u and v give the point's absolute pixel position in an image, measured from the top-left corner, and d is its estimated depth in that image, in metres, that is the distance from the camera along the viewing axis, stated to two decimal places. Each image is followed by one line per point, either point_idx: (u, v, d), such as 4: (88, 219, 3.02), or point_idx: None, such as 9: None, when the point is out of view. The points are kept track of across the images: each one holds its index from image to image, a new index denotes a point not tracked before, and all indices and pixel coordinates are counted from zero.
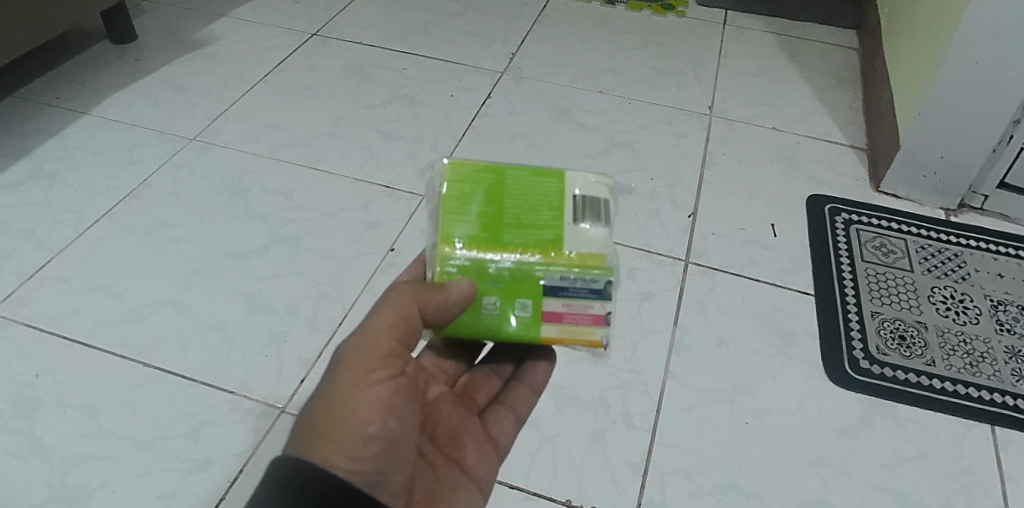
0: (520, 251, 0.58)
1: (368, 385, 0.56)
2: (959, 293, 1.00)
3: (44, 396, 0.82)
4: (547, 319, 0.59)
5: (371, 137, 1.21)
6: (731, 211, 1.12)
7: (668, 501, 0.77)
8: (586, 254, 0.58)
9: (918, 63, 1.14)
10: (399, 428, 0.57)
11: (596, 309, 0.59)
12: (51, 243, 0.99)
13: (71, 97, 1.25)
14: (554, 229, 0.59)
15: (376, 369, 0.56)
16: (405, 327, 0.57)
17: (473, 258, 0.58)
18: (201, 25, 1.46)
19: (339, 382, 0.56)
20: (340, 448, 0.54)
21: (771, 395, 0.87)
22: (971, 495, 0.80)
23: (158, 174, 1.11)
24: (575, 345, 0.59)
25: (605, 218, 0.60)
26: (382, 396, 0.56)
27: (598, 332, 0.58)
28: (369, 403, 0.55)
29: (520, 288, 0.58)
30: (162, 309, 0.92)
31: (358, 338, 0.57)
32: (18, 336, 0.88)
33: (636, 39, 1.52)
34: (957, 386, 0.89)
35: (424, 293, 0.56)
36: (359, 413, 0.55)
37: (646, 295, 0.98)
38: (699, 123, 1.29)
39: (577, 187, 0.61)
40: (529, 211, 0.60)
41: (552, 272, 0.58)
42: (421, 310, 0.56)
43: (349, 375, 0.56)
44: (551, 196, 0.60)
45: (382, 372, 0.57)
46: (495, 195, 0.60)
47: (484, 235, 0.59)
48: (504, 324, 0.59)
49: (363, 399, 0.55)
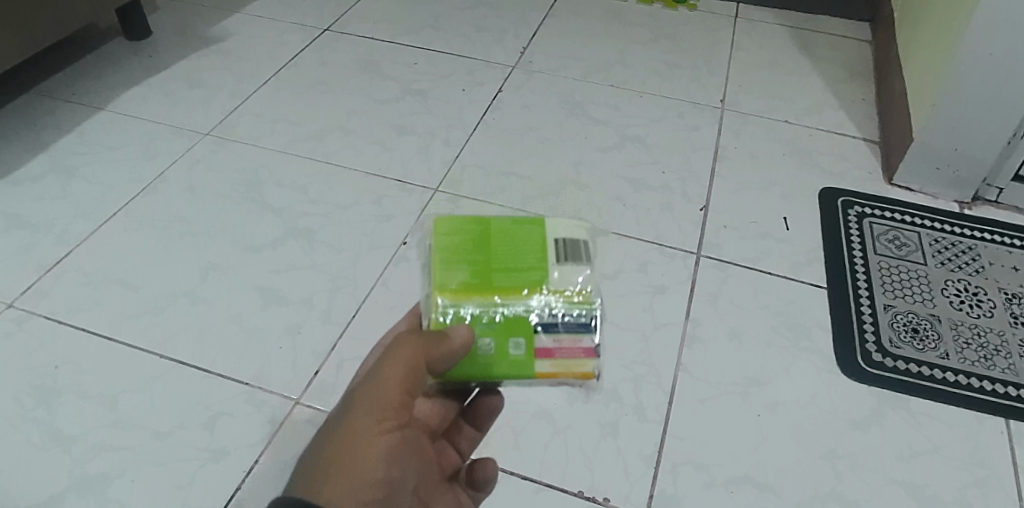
0: (510, 294, 0.54)
1: (376, 433, 0.55)
2: (973, 286, 1.00)
3: (64, 387, 0.84)
4: (540, 356, 0.54)
5: (383, 131, 1.22)
6: (744, 205, 1.12)
7: (681, 494, 0.78)
8: (573, 291, 0.55)
9: (933, 53, 1.12)
10: (401, 475, 0.56)
11: (586, 342, 0.55)
12: (70, 237, 1.00)
13: (88, 92, 1.26)
14: (541, 270, 0.55)
15: (384, 418, 0.55)
16: (415, 376, 0.54)
17: (464, 306, 0.54)
18: (214, 21, 1.47)
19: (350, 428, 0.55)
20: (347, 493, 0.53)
21: (784, 388, 0.88)
22: (985, 487, 0.79)
23: (173, 169, 1.12)
24: (569, 380, 0.55)
25: (588, 255, 0.57)
26: (388, 445, 0.55)
27: (591, 365, 0.54)
28: (378, 451, 0.55)
29: (512, 328, 0.54)
30: (179, 302, 0.93)
31: (368, 385, 0.55)
32: (38, 328, 0.89)
33: (648, 33, 1.51)
34: (971, 379, 0.89)
35: (430, 344, 0.53)
36: (368, 460, 0.54)
37: (658, 288, 0.98)
38: (711, 116, 1.29)
39: (557, 231, 0.58)
40: (514, 256, 0.56)
41: (543, 309, 0.54)
42: (428, 361, 0.53)
43: (360, 422, 0.55)
44: (534, 242, 0.57)
45: (390, 423, 0.55)
46: (481, 242, 0.57)
47: (473, 280, 0.55)
48: (498, 365, 0.54)
49: (371, 447, 0.54)
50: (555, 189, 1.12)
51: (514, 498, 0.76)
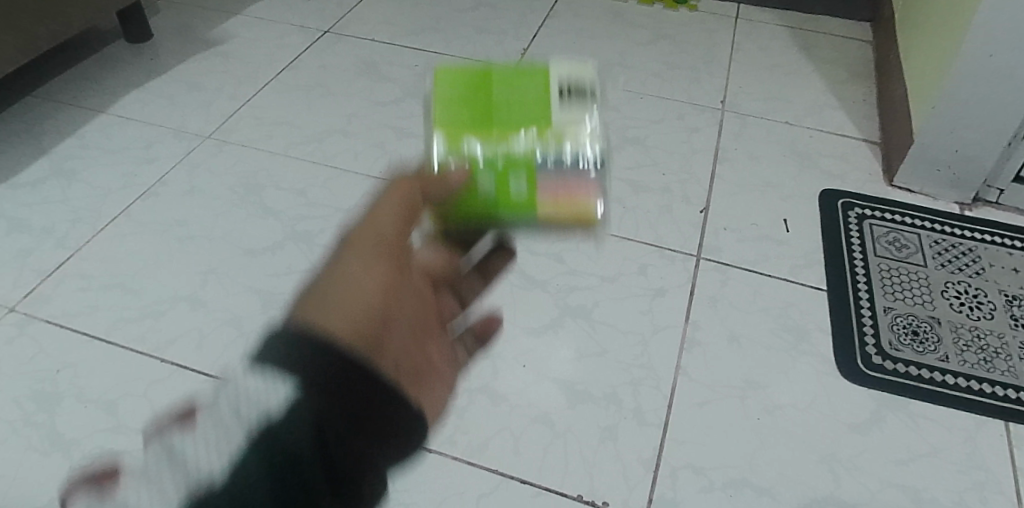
0: (511, 131, 0.50)
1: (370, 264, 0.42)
2: (973, 288, 1.00)
3: (65, 392, 0.84)
4: (542, 189, 0.49)
5: (383, 133, 1.22)
6: (744, 207, 1.12)
7: (679, 497, 0.78)
8: (573, 134, 0.51)
9: (933, 54, 1.12)
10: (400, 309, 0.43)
11: (587, 176, 0.50)
12: (71, 240, 1.01)
13: (88, 95, 1.26)
14: (541, 89, 0.52)
15: (381, 251, 0.43)
16: (411, 210, 0.46)
17: (461, 141, 0.49)
18: (215, 23, 1.47)
19: (340, 282, 0.41)
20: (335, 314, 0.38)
21: (783, 391, 0.88)
22: (984, 491, 0.79)
23: (173, 172, 1.12)
24: (568, 226, 0.51)
25: (595, 90, 0.53)
26: (387, 276, 0.43)
27: (594, 204, 0.50)
28: (372, 284, 0.41)
29: (513, 162, 0.49)
30: (179, 306, 0.93)
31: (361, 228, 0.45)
32: (39, 332, 0.90)
33: (648, 34, 1.51)
34: (970, 381, 0.89)
35: (426, 178, 0.47)
36: (359, 286, 0.41)
37: (658, 291, 0.98)
38: (712, 118, 1.29)
39: (561, 67, 0.54)
40: (514, 87, 0.52)
41: (543, 152, 0.50)
42: (424, 191, 0.47)
43: (352, 260, 0.42)
44: (535, 92, 0.53)
45: (389, 263, 0.43)
46: (478, 84, 0.53)
47: (471, 116, 0.50)
48: (501, 200, 0.49)
49: (367, 284, 0.41)
50: None
51: (513, 502, 0.76)
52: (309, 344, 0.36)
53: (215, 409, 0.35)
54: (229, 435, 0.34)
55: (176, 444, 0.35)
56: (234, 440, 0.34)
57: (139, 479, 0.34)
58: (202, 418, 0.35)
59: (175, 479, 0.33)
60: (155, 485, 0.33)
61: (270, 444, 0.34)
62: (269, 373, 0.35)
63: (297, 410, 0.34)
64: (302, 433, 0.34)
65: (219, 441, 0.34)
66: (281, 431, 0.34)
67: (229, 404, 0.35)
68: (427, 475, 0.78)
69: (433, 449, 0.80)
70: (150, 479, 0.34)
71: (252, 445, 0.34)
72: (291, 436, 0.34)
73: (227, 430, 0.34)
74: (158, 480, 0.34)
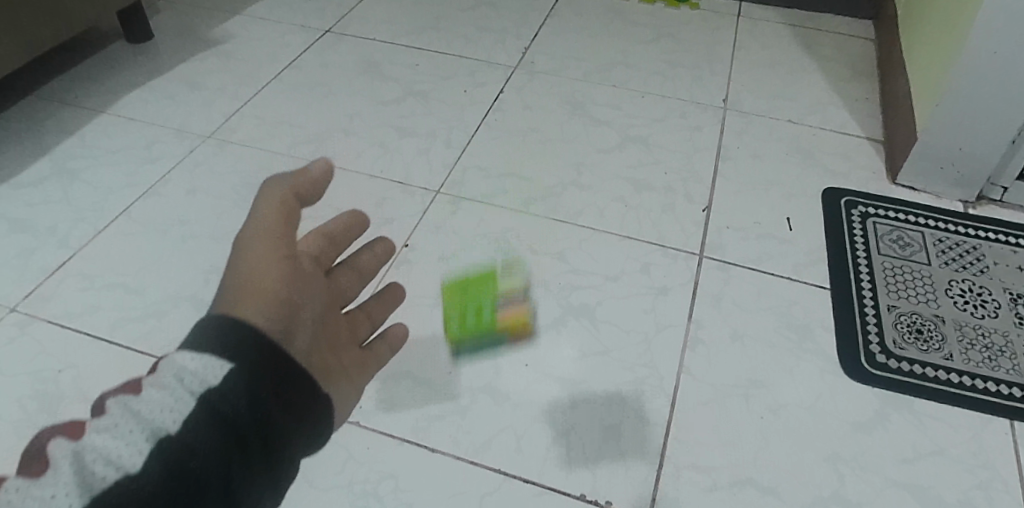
0: None
1: (270, 257, 0.40)
2: (977, 286, 0.99)
3: (66, 392, 0.83)
4: None
5: (385, 132, 1.22)
6: (748, 205, 1.11)
7: (683, 496, 0.77)
8: None
9: (937, 51, 1.12)
10: (304, 300, 0.41)
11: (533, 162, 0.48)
12: (72, 240, 1.01)
13: (90, 95, 1.26)
14: None
15: (281, 245, 0.41)
16: (290, 208, 0.42)
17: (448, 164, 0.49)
18: (216, 23, 1.47)
19: (236, 271, 0.40)
20: (256, 301, 0.39)
21: (787, 390, 0.87)
22: (989, 489, 0.79)
23: (175, 172, 1.12)
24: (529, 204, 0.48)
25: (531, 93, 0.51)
26: (291, 274, 0.41)
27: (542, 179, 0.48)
28: (274, 275, 0.40)
29: None
30: (181, 306, 0.93)
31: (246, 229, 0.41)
32: (41, 332, 0.89)
33: (650, 32, 1.51)
34: (975, 380, 0.89)
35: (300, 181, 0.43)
36: (265, 278, 0.40)
37: (661, 289, 0.98)
38: (714, 116, 1.29)
39: None
40: None
41: None
42: (296, 191, 0.43)
43: (248, 256, 0.40)
44: None
45: (283, 262, 0.41)
46: None
47: None
48: None
49: (266, 273, 0.40)
50: (557, 190, 1.12)
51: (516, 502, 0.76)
52: (240, 332, 0.37)
53: (160, 384, 0.35)
54: (181, 407, 0.34)
55: (123, 414, 0.34)
56: (186, 410, 0.34)
57: (89, 448, 0.33)
58: (148, 393, 0.35)
59: (133, 445, 0.33)
60: (112, 449, 0.33)
61: (215, 418, 0.35)
62: (208, 354, 0.36)
63: (240, 380, 0.36)
64: (245, 407, 0.35)
65: (174, 407, 0.34)
66: (222, 403, 0.35)
67: (175, 375, 0.35)
68: (430, 475, 0.78)
69: (436, 449, 0.80)
70: (102, 448, 0.33)
71: (202, 416, 0.34)
72: (234, 412, 0.35)
73: (180, 397, 0.35)
74: (114, 444, 0.33)
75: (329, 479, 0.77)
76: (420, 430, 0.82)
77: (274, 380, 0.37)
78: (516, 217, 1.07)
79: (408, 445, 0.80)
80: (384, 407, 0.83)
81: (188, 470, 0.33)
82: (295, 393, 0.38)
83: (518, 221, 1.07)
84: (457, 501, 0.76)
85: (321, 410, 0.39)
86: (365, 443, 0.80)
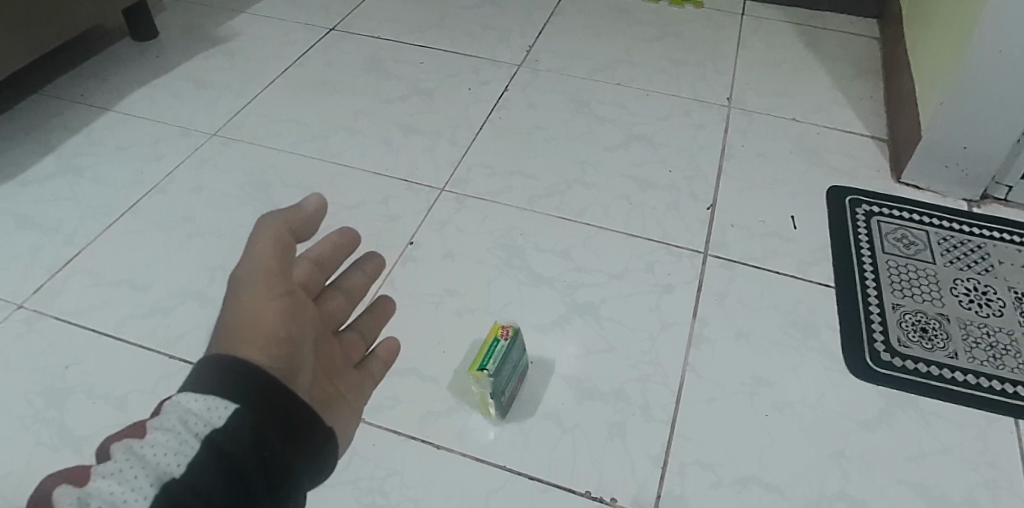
0: None
1: (269, 299, 0.53)
2: (982, 285, 0.99)
3: (73, 388, 0.84)
4: None
5: (390, 130, 1.22)
6: (752, 203, 1.11)
7: (687, 494, 0.77)
8: None
9: (942, 50, 1.12)
10: (299, 333, 0.54)
11: None
12: (78, 238, 1.01)
13: (95, 93, 1.26)
14: None
15: (275, 286, 0.54)
16: (285, 244, 0.55)
17: None
18: (221, 21, 1.47)
19: (241, 312, 0.52)
20: (257, 342, 0.51)
21: (791, 388, 0.87)
22: (994, 488, 0.79)
23: (180, 170, 1.12)
24: None
25: None
26: (286, 310, 0.53)
27: None
28: (275, 315, 0.53)
29: None
30: (187, 302, 0.93)
31: (244, 274, 0.54)
32: (48, 328, 0.90)
33: (654, 31, 1.51)
34: (979, 378, 0.89)
35: (291, 221, 0.56)
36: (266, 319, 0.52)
37: (665, 287, 0.98)
38: (718, 114, 1.29)
39: None
40: None
41: None
42: (291, 231, 0.56)
43: (250, 300, 0.53)
44: None
45: (278, 299, 0.54)
46: None
47: None
48: None
49: (269, 313, 0.52)
50: (561, 188, 1.12)
51: (520, 498, 0.76)
52: (244, 369, 0.47)
53: (164, 426, 0.44)
54: (182, 448, 0.44)
55: (130, 458, 0.43)
56: (189, 451, 0.43)
57: (96, 493, 0.41)
58: (151, 439, 0.44)
59: (138, 489, 0.41)
60: (118, 494, 0.41)
61: (218, 455, 0.44)
62: (210, 397, 0.46)
63: (240, 421, 0.45)
64: (244, 445, 0.44)
65: (177, 449, 0.43)
66: (223, 442, 0.44)
67: (178, 420, 0.45)
68: (435, 472, 0.78)
69: (441, 446, 0.80)
70: (109, 491, 0.41)
71: (205, 455, 0.44)
72: (235, 449, 0.44)
73: (184, 437, 0.44)
74: (120, 488, 0.41)
75: (335, 475, 0.77)
76: (425, 427, 0.82)
77: (280, 405, 0.47)
78: (521, 215, 1.08)
79: (414, 442, 0.80)
80: (390, 404, 0.84)
81: (191, 504, 0.41)
82: (292, 427, 0.47)
83: (523, 219, 1.07)
84: (462, 498, 0.76)
85: (323, 436, 0.49)
86: (371, 440, 0.80)
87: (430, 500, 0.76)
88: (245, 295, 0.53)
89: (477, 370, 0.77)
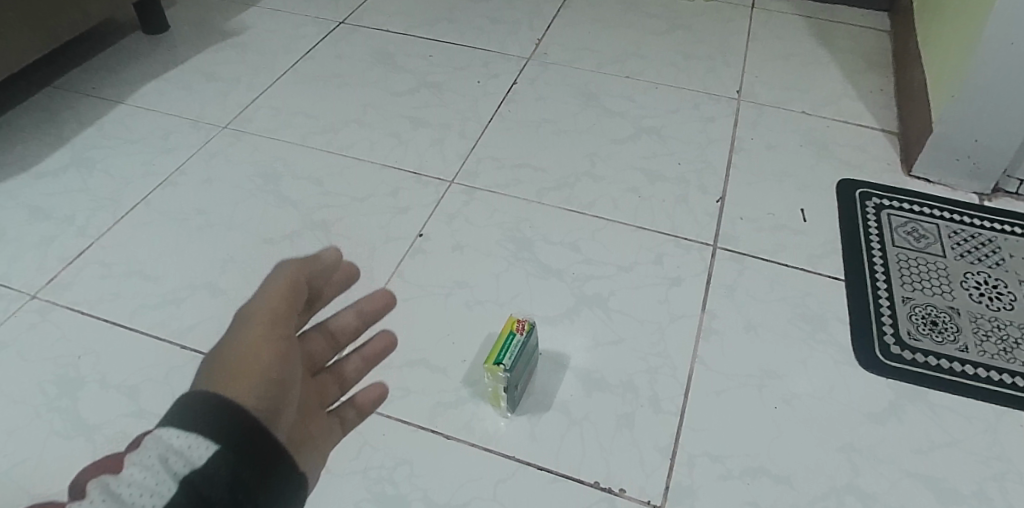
0: (494, 380, 0.78)
1: (268, 336, 0.50)
2: (993, 279, 0.99)
3: (87, 377, 0.85)
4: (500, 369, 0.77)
5: (399, 123, 1.22)
6: (762, 196, 1.11)
7: (696, 485, 0.77)
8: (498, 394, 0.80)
9: (954, 41, 1.11)
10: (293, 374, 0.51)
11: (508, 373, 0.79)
12: (91, 229, 1.02)
13: (108, 86, 1.27)
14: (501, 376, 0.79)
15: (277, 324, 0.52)
16: (297, 288, 0.54)
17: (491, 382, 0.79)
18: (231, 15, 1.48)
19: (237, 342, 0.49)
20: (251, 377, 0.47)
21: (801, 381, 0.87)
22: (1003, 481, 0.79)
23: (191, 162, 1.13)
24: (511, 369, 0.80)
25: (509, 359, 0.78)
26: (283, 350, 0.51)
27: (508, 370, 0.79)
28: (272, 352, 0.50)
29: (493, 375, 0.78)
30: (198, 293, 0.94)
31: (249, 306, 0.52)
32: (62, 318, 0.91)
33: (663, 23, 1.51)
34: (989, 372, 0.88)
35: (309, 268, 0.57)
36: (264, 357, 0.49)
37: (674, 280, 0.98)
38: (728, 107, 1.28)
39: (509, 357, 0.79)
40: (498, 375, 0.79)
41: (501, 376, 0.77)
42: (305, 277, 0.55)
43: (250, 332, 0.50)
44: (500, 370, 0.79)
45: (278, 339, 0.51)
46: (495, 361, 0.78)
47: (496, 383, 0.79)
48: (493, 378, 0.78)
49: (268, 349, 0.50)
50: (570, 181, 1.12)
51: (529, 488, 0.77)
52: (233, 411, 0.44)
53: (144, 462, 0.41)
54: (160, 489, 0.40)
55: (103, 500, 0.38)
56: (165, 493, 0.40)
57: None
58: (128, 476, 0.40)
59: None
60: None
61: (195, 499, 0.40)
62: (193, 434, 0.42)
63: (219, 464, 0.41)
64: (223, 490, 0.41)
65: (154, 488, 0.40)
66: (202, 484, 0.40)
67: (158, 457, 0.41)
68: (445, 461, 0.78)
69: (450, 436, 0.81)
70: None
71: (180, 500, 0.39)
72: (213, 494, 0.40)
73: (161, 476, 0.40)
74: None
75: (346, 465, 0.78)
76: (435, 417, 0.82)
77: (269, 446, 0.44)
78: (529, 208, 1.08)
79: (423, 432, 0.81)
80: (400, 394, 0.84)
81: None
82: (269, 475, 0.44)
83: (532, 212, 1.07)
84: (472, 487, 0.76)
85: (298, 490, 0.46)
86: (382, 430, 0.81)
87: (439, 490, 0.76)
88: (248, 329, 0.50)
89: (494, 364, 0.77)
